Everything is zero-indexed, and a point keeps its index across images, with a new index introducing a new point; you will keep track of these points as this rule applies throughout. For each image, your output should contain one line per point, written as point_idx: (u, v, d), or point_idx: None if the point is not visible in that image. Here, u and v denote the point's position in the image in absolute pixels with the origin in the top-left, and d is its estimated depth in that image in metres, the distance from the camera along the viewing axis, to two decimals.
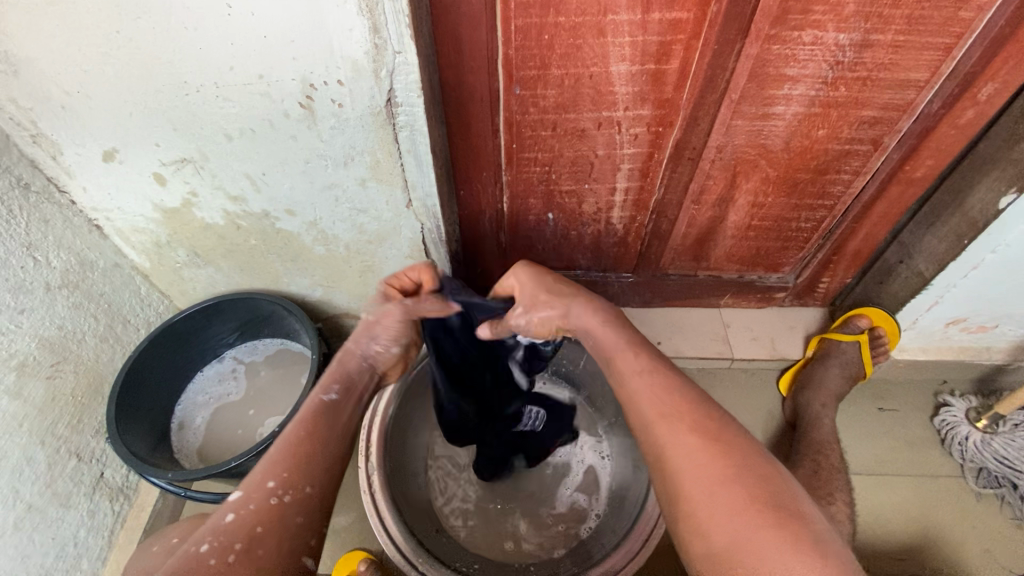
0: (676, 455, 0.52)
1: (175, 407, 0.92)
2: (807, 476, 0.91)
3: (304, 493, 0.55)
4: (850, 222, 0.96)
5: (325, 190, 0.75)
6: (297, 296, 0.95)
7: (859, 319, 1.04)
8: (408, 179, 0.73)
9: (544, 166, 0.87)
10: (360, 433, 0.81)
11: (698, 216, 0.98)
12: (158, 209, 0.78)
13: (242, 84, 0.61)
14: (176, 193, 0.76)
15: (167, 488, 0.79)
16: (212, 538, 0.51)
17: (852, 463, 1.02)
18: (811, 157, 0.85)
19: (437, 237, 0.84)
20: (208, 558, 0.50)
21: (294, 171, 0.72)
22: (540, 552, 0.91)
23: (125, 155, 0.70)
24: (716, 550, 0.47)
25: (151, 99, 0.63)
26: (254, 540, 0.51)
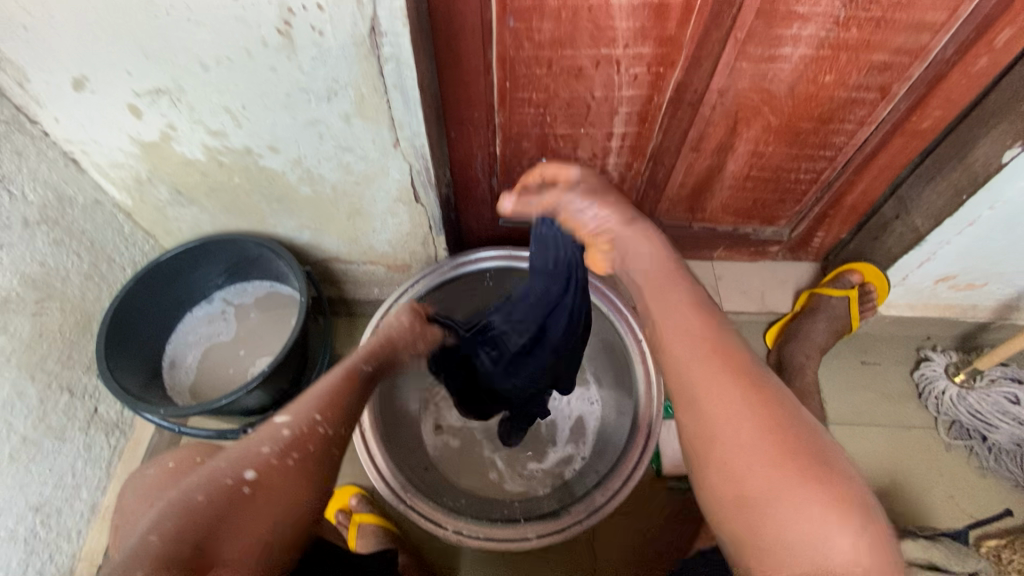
0: (729, 429, 0.45)
1: (166, 346, 0.92)
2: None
3: (343, 433, 0.57)
4: (849, 174, 0.94)
5: (309, 127, 0.72)
6: (285, 239, 0.94)
7: (850, 274, 1.04)
8: (396, 116, 0.70)
9: (538, 107, 0.84)
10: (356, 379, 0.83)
11: (696, 165, 0.95)
12: (136, 144, 0.75)
13: (215, 7, 0.57)
14: (153, 126, 0.72)
15: (162, 423, 0.81)
16: (271, 442, 0.52)
17: (831, 413, 1.05)
18: (816, 105, 0.82)
19: (426, 181, 0.82)
20: (269, 458, 0.51)
21: (275, 106, 0.69)
22: (523, 490, 0.95)
23: (94, 83, 0.66)
24: (747, 493, 0.44)
25: (118, 20, 0.59)
26: (308, 455, 0.53)
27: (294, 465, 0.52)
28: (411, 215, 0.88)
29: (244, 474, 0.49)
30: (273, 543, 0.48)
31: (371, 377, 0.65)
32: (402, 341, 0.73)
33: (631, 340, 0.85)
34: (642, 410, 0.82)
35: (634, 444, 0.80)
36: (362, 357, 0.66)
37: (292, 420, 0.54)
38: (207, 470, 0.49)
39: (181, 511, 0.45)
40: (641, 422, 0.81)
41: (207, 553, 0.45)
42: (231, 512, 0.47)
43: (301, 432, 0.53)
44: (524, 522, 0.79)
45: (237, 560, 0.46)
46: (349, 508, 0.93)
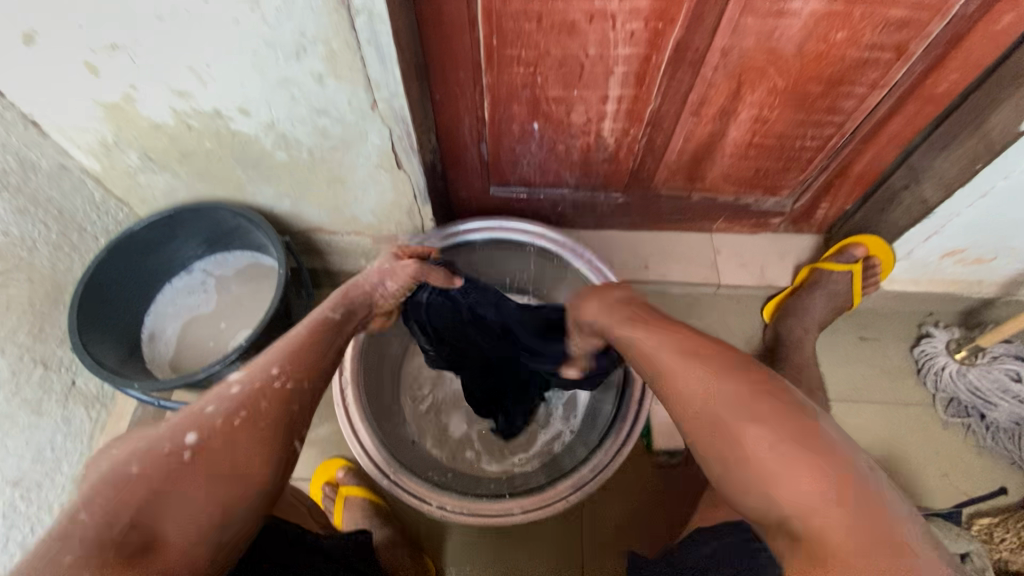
0: (714, 408, 0.51)
1: (145, 318, 0.89)
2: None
3: (302, 386, 0.54)
4: (858, 142, 0.89)
5: (280, 87, 0.67)
6: (264, 208, 0.90)
7: (855, 248, 1.00)
8: (371, 76, 0.65)
9: (529, 67, 0.78)
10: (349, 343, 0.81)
11: (696, 131, 0.90)
12: (97, 105, 0.71)
13: None
14: (113, 86, 0.68)
15: (140, 398, 0.79)
16: (218, 402, 0.50)
17: (831, 388, 1.04)
18: (825, 66, 0.76)
19: (409, 146, 0.77)
20: (213, 419, 0.48)
21: (242, 64, 0.64)
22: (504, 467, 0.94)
23: (42, 38, 0.61)
24: (748, 470, 0.47)
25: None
26: (259, 414, 0.50)
27: (240, 426, 0.49)
28: (394, 183, 0.84)
29: (185, 438, 0.47)
30: (230, 511, 0.45)
31: (339, 326, 0.64)
32: (371, 284, 0.72)
33: None
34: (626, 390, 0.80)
35: (623, 416, 0.78)
36: (329, 306, 0.65)
37: (244, 378, 0.52)
38: (143, 439, 0.47)
39: (115, 483, 0.43)
40: (629, 398, 0.79)
41: (147, 526, 0.42)
42: (170, 479, 0.44)
43: (254, 387, 0.52)
44: (510, 497, 0.78)
45: (183, 530, 0.43)
46: (336, 481, 0.93)
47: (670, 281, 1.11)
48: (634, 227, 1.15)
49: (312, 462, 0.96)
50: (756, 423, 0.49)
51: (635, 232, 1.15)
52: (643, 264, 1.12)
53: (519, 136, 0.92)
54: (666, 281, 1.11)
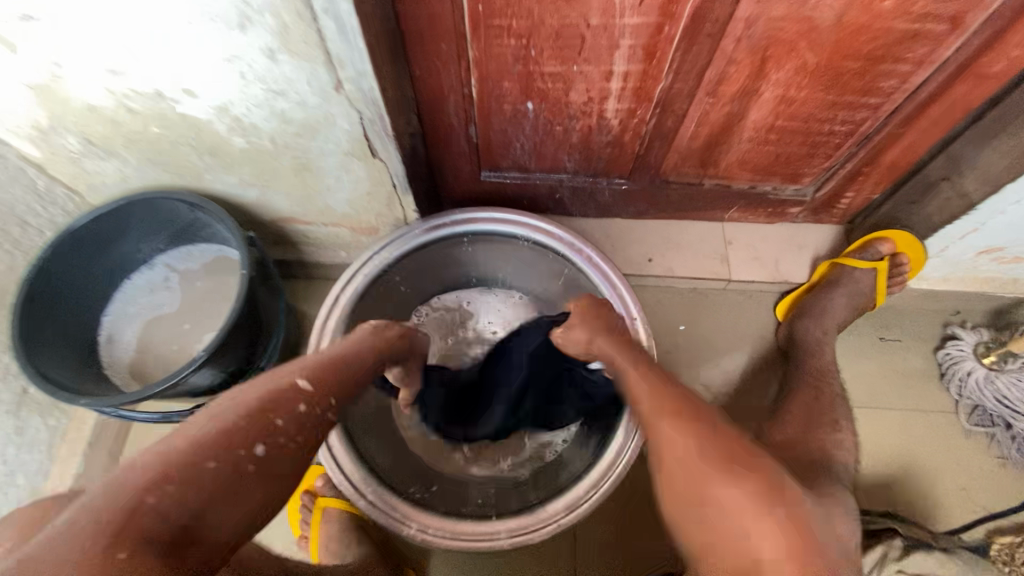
0: (675, 446, 0.51)
1: (101, 319, 0.82)
2: (807, 402, 0.79)
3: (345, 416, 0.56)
4: (894, 126, 0.79)
5: (229, 64, 0.57)
6: (227, 197, 0.81)
7: (881, 244, 0.92)
8: (332, 50, 0.56)
9: (521, 39, 0.68)
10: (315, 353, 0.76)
11: (711, 113, 0.79)
12: (20, 85, 0.61)
13: None
14: (33, 63, 0.58)
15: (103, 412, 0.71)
16: (285, 414, 0.49)
17: (852, 395, 0.96)
18: (866, 40, 0.66)
19: (382, 132, 0.68)
20: (279, 437, 0.48)
21: (180, 38, 0.54)
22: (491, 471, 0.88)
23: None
24: (706, 516, 0.47)
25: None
26: (313, 441, 0.51)
27: (299, 447, 0.49)
28: (369, 171, 0.74)
29: (254, 449, 0.46)
30: (253, 528, 0.46)
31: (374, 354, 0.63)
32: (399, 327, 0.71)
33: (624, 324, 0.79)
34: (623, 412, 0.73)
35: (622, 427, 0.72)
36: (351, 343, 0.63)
37: (307, 396, 0.52)
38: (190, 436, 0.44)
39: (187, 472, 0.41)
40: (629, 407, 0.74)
41: (196, 526, 0.41)
42: (232, 489, 0.44)
43: (314, 411, 0.52)
44: (497, 517, 0.72)
45: (225, 534, 0.43)
46: (315, 490, 0.87)
47: (676, 275, 1.02)
48: (639, 215, 1.06)
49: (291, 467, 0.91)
50: (726, 466, 0.48)
51: (639, 221, 1.06)
52: (647, 256, 1.03)
53: (511, 117, 0.82)
54: (672, 275, 1.02)
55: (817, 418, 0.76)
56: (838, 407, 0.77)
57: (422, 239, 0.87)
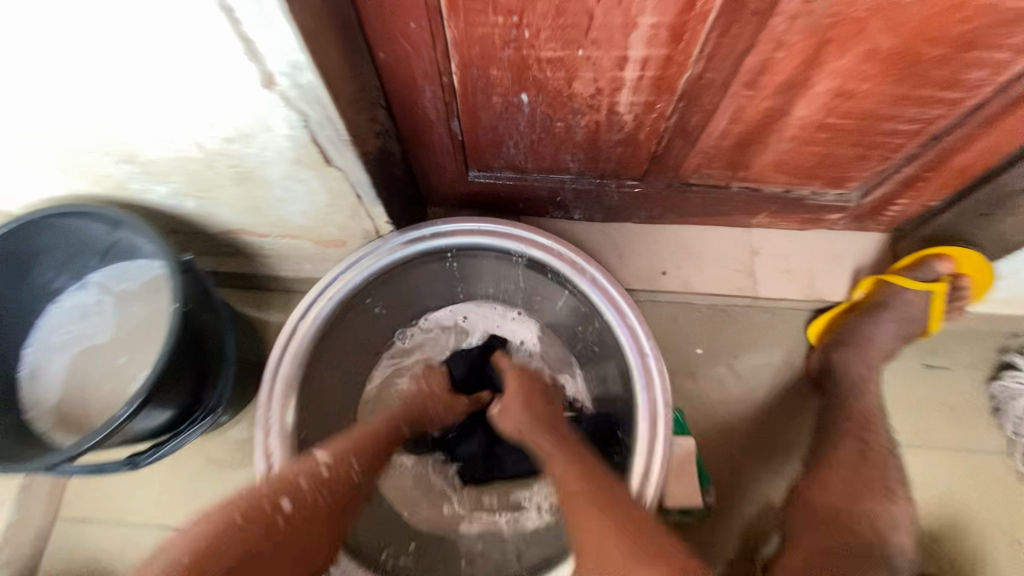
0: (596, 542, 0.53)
1: (27, 349, 0.71)
2: (852, 462, 0.70)
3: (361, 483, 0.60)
4: (974, 125, 0.64)
5: (119, 52, 0.44)
6: (161, 208, 0.68)
7: (940, 262, 0.79)
8: (248, 36, 0.42)
9: (510, 16, 0.52)
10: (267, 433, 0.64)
11: (747, 108, 0.65)
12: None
13: None
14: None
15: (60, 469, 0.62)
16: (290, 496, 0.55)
17: (905, 436, 0.84)
18: (961, 18, 0.50)
19: (335, 138, 0.54)
20: (305, 493, 0.56)
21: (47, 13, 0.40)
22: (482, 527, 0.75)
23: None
24: None
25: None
26: (337, 499, 0.58)
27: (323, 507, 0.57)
28: (326, 182, 0.61)
29: (281, 503, 0.55)
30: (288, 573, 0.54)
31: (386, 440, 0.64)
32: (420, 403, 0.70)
33: (634, 358, 0.69)
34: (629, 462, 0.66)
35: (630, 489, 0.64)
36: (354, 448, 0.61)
37: (333, 460, 0.59)
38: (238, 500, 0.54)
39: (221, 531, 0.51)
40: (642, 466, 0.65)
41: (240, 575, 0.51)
42: (271, 537, 0.53)
43: (339, 474, 0.58)
44: None
45: None
46: None
47: (694, 292, 0.89)
48: (652, 221, 0.92)
49: None
50: (629, 541, 0.52)
51: (652, 226, 0.92)
52: (660, 269, 0.90)
53: (502, 111, 0.68)
54: (689, 291, 0.89)
55: (864, 486, 0.68)
56: (890, 469, 0.70)
57: (397, 257, 0.74)
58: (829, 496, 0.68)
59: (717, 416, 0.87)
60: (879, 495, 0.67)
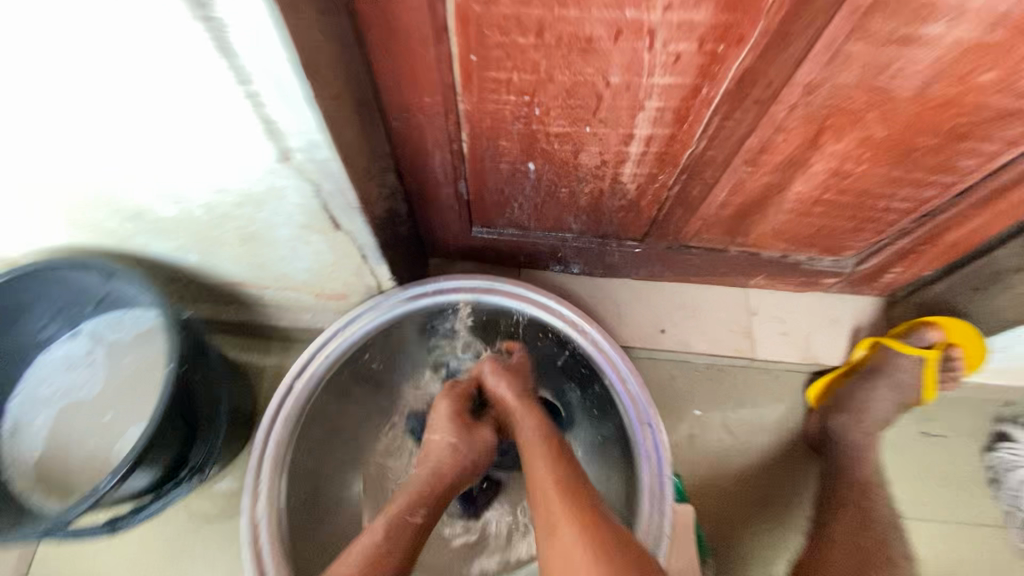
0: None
1: (9, 401, 0.68)
2: (853, 532, 0.74)
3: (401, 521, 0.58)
4: (963, 207, 0.66)
5: (161, 127, 0.45)
6: (162, 261, 0.67)
7: (930, 330, 0.78)
8: (270, 117, 0.43)
9: (522, 94, 0.55)
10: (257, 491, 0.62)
11: (748, 182, 0.66)
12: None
13: None
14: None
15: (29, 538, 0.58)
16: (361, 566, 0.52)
17: (906, 507, 0.83)
18: (951, 114, 0.53)
19: (346, 204, 0.54)
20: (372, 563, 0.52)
21: (94, 94, 0.41)
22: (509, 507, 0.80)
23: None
24: None
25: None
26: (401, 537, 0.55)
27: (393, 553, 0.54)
28: (331, 244, 0.61)
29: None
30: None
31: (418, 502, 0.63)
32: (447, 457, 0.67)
33: (635, 423, 0.69)
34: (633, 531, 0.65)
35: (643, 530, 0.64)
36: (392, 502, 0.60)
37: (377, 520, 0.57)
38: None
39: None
40: (646, 517, 0.65)
41: None
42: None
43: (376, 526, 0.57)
44: None
45: None
46: None
47: (693, 350, 0.90)
48: (651, 278, 0.93)
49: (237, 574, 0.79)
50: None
51: (651, 284, 0.93)
52: (659, 326, 0.91)
53: (509, 176, 0.69)
54: (688, 349, 0.90)
55: (868, 560, 0.72)
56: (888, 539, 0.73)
57: (399, 313, 0.74)
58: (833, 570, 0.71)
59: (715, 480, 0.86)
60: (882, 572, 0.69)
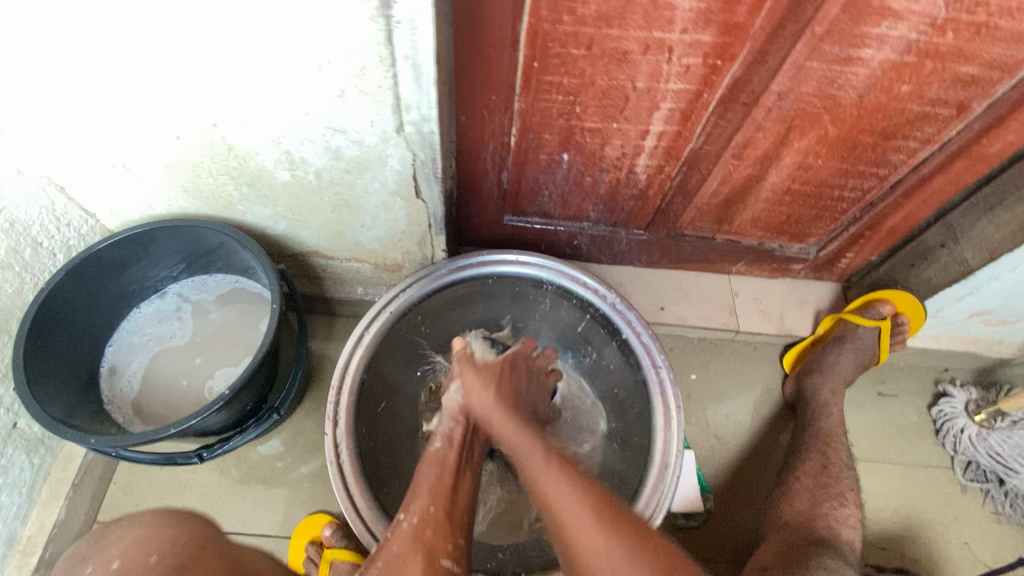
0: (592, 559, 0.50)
1: (107, 348, 0.80)
2: (815, 471, 0.86)
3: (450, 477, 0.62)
4: (897, 197, 0.86)
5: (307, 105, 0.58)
6: (254, 229, 0.79)
7: (881, 305, 0.96)
8: (400, 96, 0.57)
9: (568, 95, 0.72)
10: (333, 415, 0.75)
11: (734, 173, 0.84)
12: (82, 109, 0.60)
13: None
14: (103, 90, 0.58)
15: (140, 455, 0.68)
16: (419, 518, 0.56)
17: (859, 450, 0.99)
18: (882, 118, 0.72)
19: (431, 174, 0.68)
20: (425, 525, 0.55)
21: (265, 76, 0.55)
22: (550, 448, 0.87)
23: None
24: None
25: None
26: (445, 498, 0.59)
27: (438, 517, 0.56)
28: (409, 212, 0.75)
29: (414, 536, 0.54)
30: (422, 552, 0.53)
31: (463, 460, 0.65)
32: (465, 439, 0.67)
33: (650, 370, 0.83)
34: (647, 468, 0.78)
35: (658, 455, 0.78)
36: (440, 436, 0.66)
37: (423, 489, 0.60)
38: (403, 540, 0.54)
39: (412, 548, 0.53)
40: (659, 447, 0.79)
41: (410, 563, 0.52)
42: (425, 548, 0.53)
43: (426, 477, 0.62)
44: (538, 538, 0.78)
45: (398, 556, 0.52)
46: (322, 540, 0.82)
47: (687, 325, 1.05)
48: (650, 265, 1.09)
49: (294, 517, 0.86)
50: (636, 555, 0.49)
51: (651, 270, 1.09)
52: (659, 305, 1.06)
53: (545, 166, 0.85)
54: (684, 324, 1.05)
55: (824, 492, 0.84)
56: (846, 477, 0.86)
57: (447, 281, 0.87)
58: (797, 508, 0.83)
59: (715, 428, 1.00)
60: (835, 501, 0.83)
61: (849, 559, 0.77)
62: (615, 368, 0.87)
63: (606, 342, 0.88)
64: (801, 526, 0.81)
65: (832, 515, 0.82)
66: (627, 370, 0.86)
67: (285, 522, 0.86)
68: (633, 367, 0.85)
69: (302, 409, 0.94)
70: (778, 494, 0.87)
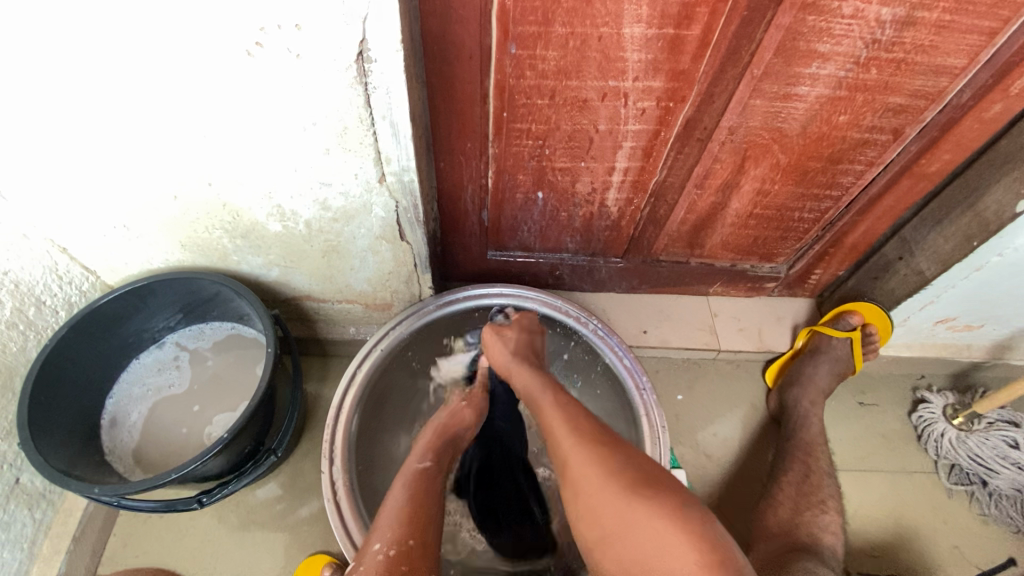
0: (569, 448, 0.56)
1: (107, 401, 0.83)
2: (797, 480, 0.88)
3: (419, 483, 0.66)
4: (853, 215, 0.91)
5: (295, 162, 0.63)
6: (249, 277, 0.83)
7: (850, 315, 1.00)
8: (380, 150, 0.62)
9: (537, 140, 0.78)
10: (325, 450, 0.77)
11: (699, 202, 0.90)
12: (90, 175, 0.65)
13: (184, 25, 0.49)
14: (109, 159, 0.63)
15: (143, 503, 0.70)
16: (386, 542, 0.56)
17: (839, 459, 1.01)
18: (826, 145, 0.79)
19: (414, 217, 0.74)
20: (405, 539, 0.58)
21: (256, 139, 0.60)
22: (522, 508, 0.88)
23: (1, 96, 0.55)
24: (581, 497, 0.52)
25: (62, 44, 0.50)
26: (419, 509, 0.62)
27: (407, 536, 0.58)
28: (395, 253, 0.80)
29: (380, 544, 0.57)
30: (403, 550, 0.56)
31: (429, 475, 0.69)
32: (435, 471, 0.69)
33: (634, 390, 0.86)
34: None
35: None
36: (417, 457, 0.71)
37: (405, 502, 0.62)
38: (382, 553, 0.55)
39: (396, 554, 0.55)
40: None
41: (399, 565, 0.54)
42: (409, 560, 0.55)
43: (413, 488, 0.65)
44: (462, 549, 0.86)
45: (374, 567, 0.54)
46: None
47: (671, 347, 1.09)
48: (631, 290, 1.13)
49: (294, 559, 0.87)
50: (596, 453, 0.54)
51: (633, 295, 1.13)
52: (641, 329, 1.10)
53: (522, 204, 0.91)
54: (667, 346, 1.09)
55: (805, 500, 0.86)
56: (825, 486, 0.88)
57: (434, 316, 0.90)
58: (781, 516, 0.85)
59: (706, 447, 1.03)
60: (815, 508, 0.85)
61: (827, 561, 0.79)
62: (603, 390, 0.92)
63: (593, 366, 0.92)
64: (783, 533, 0.83)
65: (814, 522, 0.84)
66: (613, 391, 0.90)
67: (284, 564, 0.86)
68: (621, 388, 0.88)
69: (298, 450, 0.96)
70: (764, 503, 0.89)
